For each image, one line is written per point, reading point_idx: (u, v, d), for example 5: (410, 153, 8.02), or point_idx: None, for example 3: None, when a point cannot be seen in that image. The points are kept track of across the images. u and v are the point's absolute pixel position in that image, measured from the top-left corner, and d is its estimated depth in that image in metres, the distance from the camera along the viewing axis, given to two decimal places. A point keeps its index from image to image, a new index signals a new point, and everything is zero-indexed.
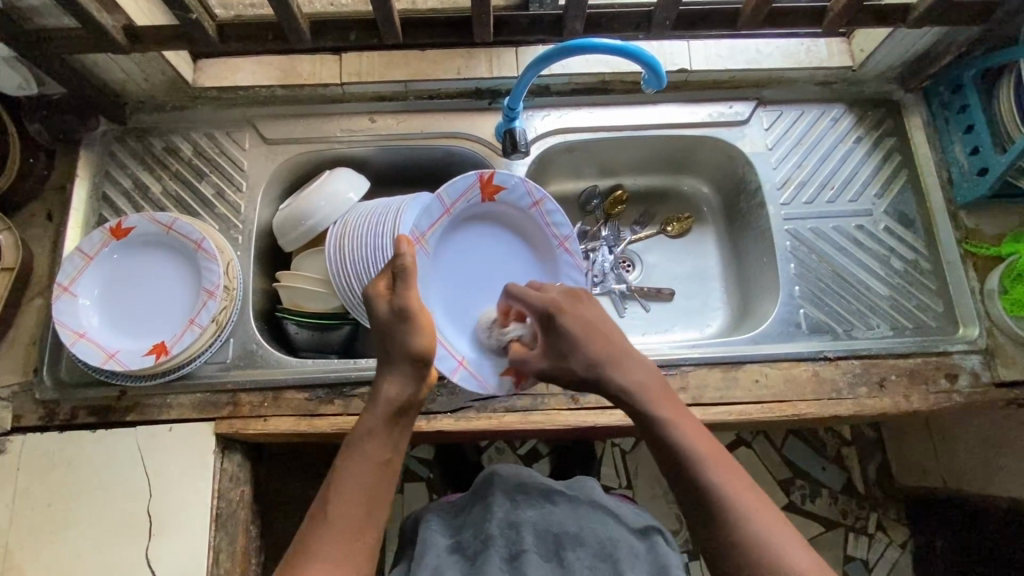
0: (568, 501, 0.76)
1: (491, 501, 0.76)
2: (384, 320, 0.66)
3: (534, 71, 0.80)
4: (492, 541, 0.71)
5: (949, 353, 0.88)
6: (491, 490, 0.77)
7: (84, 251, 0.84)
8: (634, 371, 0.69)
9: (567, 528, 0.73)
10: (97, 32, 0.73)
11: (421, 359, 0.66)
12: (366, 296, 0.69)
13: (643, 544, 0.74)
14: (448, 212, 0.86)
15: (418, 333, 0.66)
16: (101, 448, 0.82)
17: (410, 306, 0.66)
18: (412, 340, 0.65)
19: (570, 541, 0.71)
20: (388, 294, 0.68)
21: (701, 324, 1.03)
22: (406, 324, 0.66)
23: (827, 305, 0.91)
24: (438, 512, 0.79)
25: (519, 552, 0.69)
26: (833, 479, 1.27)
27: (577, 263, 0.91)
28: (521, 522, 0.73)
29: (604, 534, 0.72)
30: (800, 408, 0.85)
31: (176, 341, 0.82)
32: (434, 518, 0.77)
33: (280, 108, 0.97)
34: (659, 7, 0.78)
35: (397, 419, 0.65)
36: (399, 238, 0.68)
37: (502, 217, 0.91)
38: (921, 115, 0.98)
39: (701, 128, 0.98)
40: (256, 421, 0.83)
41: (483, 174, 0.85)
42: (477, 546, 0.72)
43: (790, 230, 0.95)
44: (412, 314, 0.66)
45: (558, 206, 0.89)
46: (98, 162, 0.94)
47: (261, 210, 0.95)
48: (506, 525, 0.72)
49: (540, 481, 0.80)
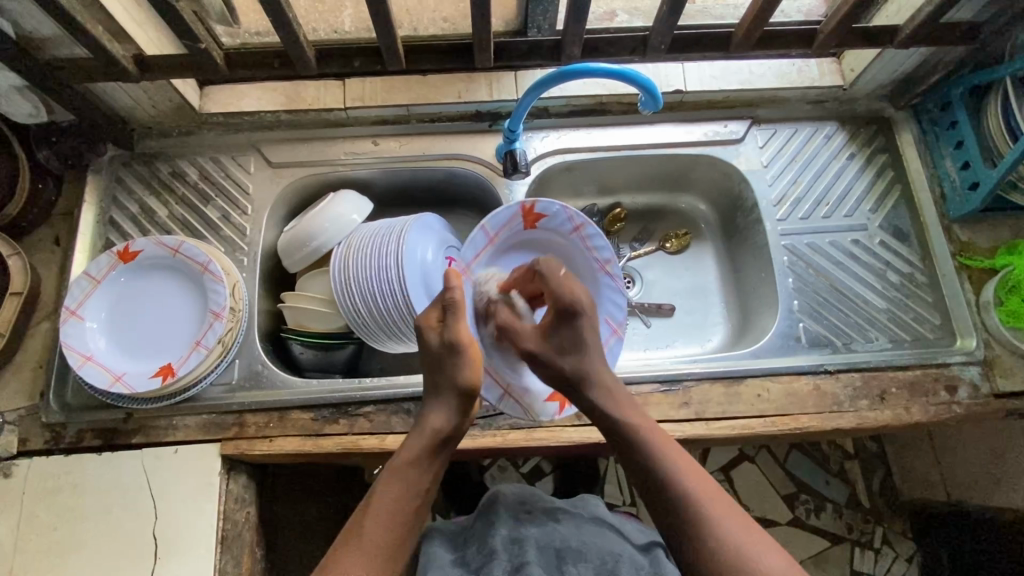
0: (571, 520, 0.78)
1: (495, 518, 0.76)
2: (433, 352, 0.70)
3: (534, 94, 0.82)
4: (495, 554, 0.70)
5: (947, 365, 0.89)
6: (496, 509, 0.78)
7: (92, 274, 0.86)
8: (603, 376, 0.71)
9: (570, 544, 0.73)
10: (108, 62, 0.75)
11: (466, 391, 0.69)
12: (418, 327, 0.73)
13: (645, 560, 0.74)
14: (493, 242, 0.89)
15: (466, 365, 0.69)
16: (107, 471, 0.82)
17: (459, 339, 0.69)
18: (461, 372, 0.69)
19: (571, 556, 0.71)
20: (438, 325, 0.71)
21: (702, 339, 1.04)
22: (454, 356, 0.69)
23: (826, 319, 0.93)
24: (442, 534, 0.79)
25: (521, 564, 0.68)
26: (837, 493, 1.26)
27: (617, 286, 0.89)
28: (524, 538, 0.73)
29: (604, 548, 0.73)
30: (802, 421, 0.85)
31: (182, 363, 0.83)
32: (437, 540, 0.78)
33: (284, 132, 0.99)
34: (655, 32, 0.80)
35: (438, 449, 0.67)
36: (446, 272, 0.72)
37: (545, 244, 0.92)
38: (912, 132, 1.01)
39: (697, 146, 1.00)
40: (261, 442, 0.84)
41: (525, 205, 0.87)
42: (479, 561, 0.71)
43: (787, 245, 0.96)
44: (461, 347, 0.69)
45: (598, 231, 0.89)
46: (105, 188, 0.96)
47: (266, 232, 0.96)
48: (509, 542, 0.72)
49: (545, 500, 0.82)
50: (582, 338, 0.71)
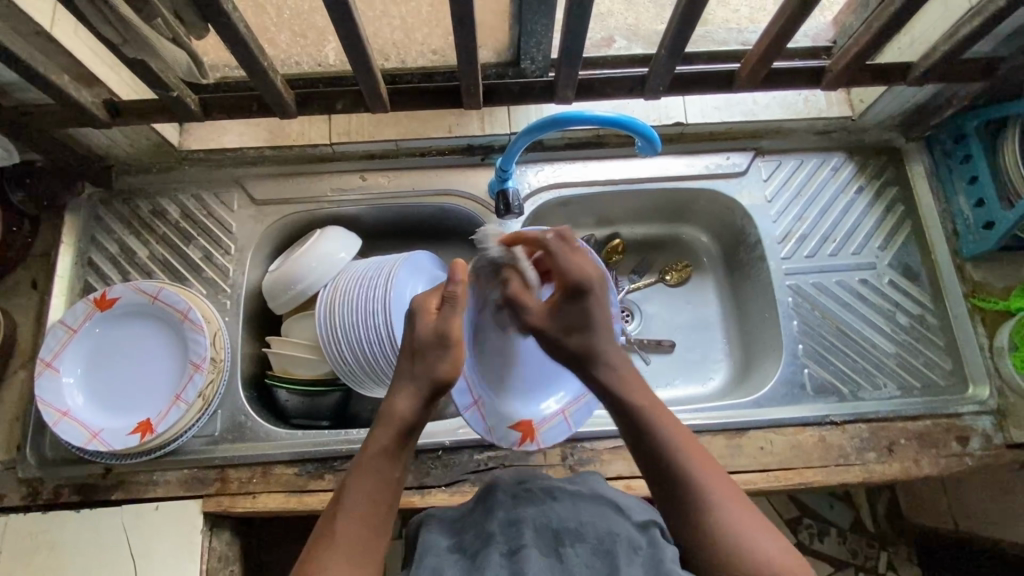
0: (573, 496, 0.60)
1: (489, 499, 0.60)
2: (421, 339, 0.65)
3: (527, 138, 0.79)
4: (489, 539, 0.55)
5: (960, 415, 0.86)
6: (492, 491, 0.61)
7: (68, 323, 0.83)
8: (616, 359, 0.68)
9: (567, 523, 0.56)
10: (76, 110, 0.71)
11: (441, 386, 0.64)
12: (414, 307, 0.67)
13: (644, 535, 0.56)
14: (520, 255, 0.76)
15: (450, 361, 0.64)
16: (85, 529, 0.80)
17: (449, 331, 0.65)
18: (440, 366, 0.64)
19: (569, 538, 0.55)
20: (436, 314, 0.66)
21: (702, 378, 0.99)
22: (444, 348, 0.64)
23: (832, 365, 0.89)
24: (438, 518, 0.61)
25: (517, 548, 0.53)
26: (841, 516, 1.21)
27: None
28: (520, 519, 0.56)
29: (603, 526, 0.56)
30: (806, 476, 0.82)
31: (161, 418, 0.79)
32: (434, 519, 0.61)
33: (268, 168, 0.96)
34: (653, 74, 0.77)
35: (405, 440, 0.63)
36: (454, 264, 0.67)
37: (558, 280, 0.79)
38: (923, 164, 0.96)
39: (699, 180, 0.96)
40: (244, 499, 0.81)
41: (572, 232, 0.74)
42: (475, 543, 0.55)
43: (792, 285, 0.92)
44: (452, 342, 0.64)
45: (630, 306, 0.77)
46: (84, 227, 0.92)
47: (249, 272, 0.93)
48: (504, 524, 0.56)
49: (544, 477, 0.64)
50: (592, 317, 0.69)
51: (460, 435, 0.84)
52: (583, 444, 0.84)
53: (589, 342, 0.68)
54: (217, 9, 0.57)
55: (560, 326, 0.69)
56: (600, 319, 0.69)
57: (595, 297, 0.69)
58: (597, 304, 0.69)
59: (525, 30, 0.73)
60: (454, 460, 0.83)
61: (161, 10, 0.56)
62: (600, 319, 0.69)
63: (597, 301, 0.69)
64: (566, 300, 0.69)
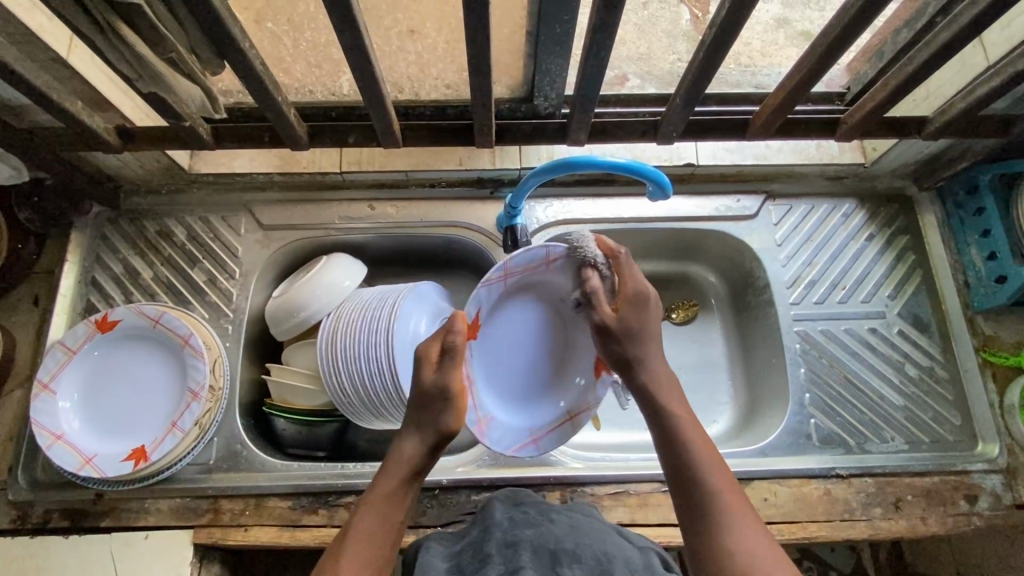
0: (567, 519, 0.62)
1: (491, 522, 0.62)
2: (425, 390, 0.64)
3: (538, 178, 0.79)
4: (488, 559, 0.55)
5: (968, 473, 0.84)
6: (491, 512, 0.64)
7: (68, 344, 0.82)
8: (663, 366, 0.69)
9: (564, 545, 0.57)
10: (89, 135, 0.72)
11: (448, 437, 0.63)
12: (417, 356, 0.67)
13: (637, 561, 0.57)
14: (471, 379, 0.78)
15: (452, 412, 0.63)
16: (72, 556, 0.78)
17: (452, 386, 0.64)
18: (445, 417, 0.63)
19: (565, 558, 0.55)
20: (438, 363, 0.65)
21: (706, 421, 0.97)
22: (446, 401, 0.63)
23: (839, 416, 0.87)
24: (438, 542, 0.62)
25: (516, 569, 0.53)
26: (842, 561, 1.10)
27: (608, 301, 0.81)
28: (518, 541, 0.58)
29: (599, 548, 0.57)
30: (810, 530, 0.80)
31: (156, 446, 0.78)
32: (434, 544, 0.61)
33: (276, 193, 0.95)
34: (667, 119, 0.77)
35: (413, 483, 0.62)
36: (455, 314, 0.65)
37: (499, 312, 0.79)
38: (935, 214, 0.95)
39: (709, 221, 0.95)
40: (235, 531, 0.80)
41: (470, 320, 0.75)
42: (475, 564, 0.55)
43: (800, 331, 0.91)
44: (454, 395, 0.63)
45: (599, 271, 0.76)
46: (89, 246, 0.92)
47: (253, 298, 0.92)
48: (503, 545, 0.57)
49: (541, 503, 0.67)
50: (647, 326, 0.70)
51: (457, 474, 0.82)
52: (584, 488, 0.82)
53: (639, 351, 0.69)
54: (233, 46, 0.57)
55: (621, 327, 0.70)
56: (653, 330, 0.70)
57: (650, 315, 0.70)
58: (651, 322, 0.70)
59: (542, 70, 0.71)
60: (451, 499, 0.81)
61: (177, 45, 0.56)
62: (653, 330, 0.70)
63: (652, 320, 0.70)
64: (622, 307, 0.71)
